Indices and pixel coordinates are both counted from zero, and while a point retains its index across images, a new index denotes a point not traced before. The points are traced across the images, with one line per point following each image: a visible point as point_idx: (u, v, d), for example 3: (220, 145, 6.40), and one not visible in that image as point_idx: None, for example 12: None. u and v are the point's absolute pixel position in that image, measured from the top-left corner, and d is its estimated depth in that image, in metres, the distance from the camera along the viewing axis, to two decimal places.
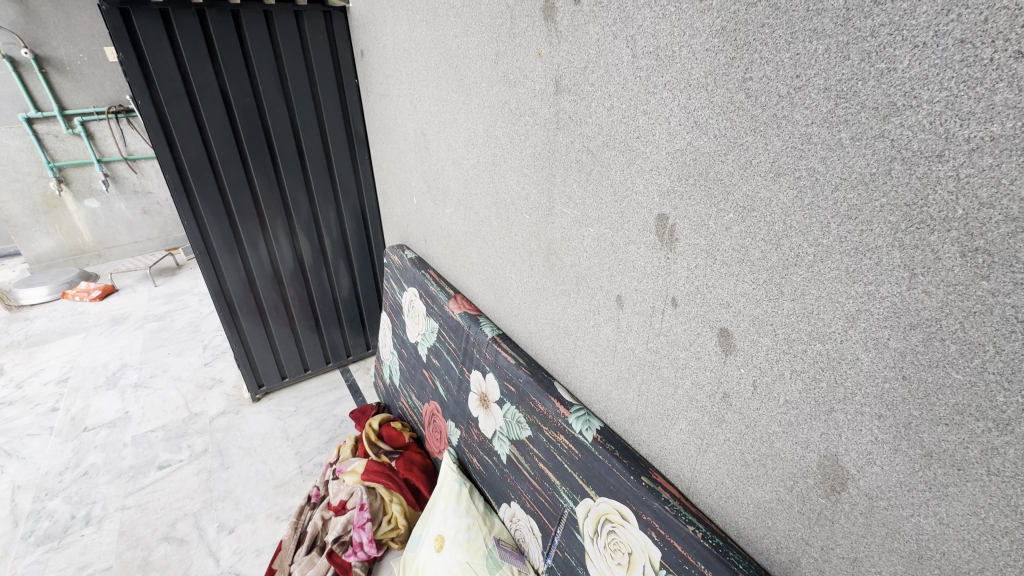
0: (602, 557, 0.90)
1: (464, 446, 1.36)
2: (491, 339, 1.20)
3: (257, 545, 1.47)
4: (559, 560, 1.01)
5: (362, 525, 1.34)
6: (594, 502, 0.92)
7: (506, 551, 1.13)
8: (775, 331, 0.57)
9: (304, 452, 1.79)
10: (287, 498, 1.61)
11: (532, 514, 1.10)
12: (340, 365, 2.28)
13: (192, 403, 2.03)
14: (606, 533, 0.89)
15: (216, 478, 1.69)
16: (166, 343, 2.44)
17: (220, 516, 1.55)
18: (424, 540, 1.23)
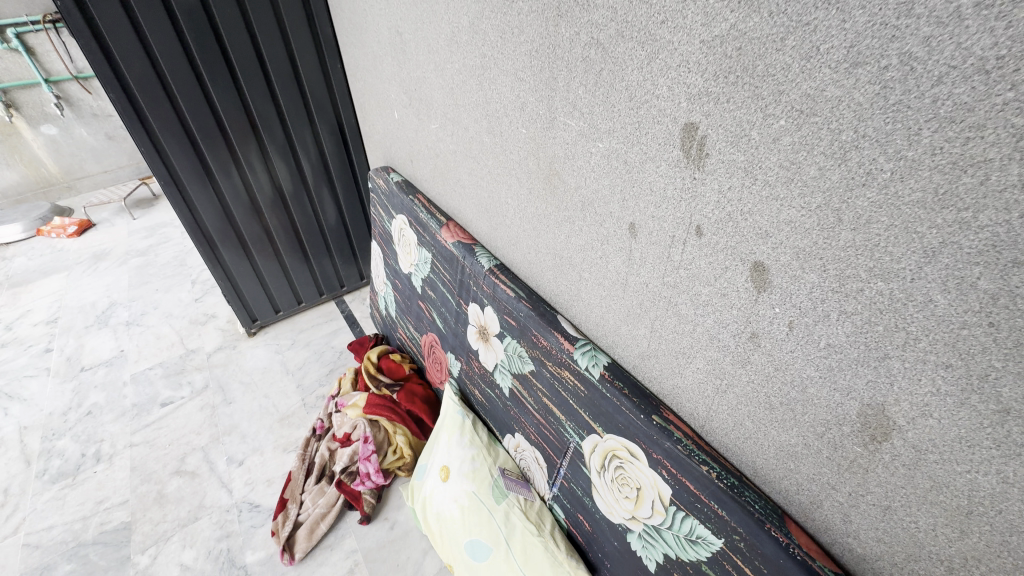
0: (609, 490, 0.89)
1: (465, 377, 1.33)
2: (487, 271, 1.11)
3: (268, 475, 1.49)
4: (566, 490, 1.01)
5: (368, 457, 1.36)
6: (600, 439, 0.88)
7: (511, 480, 1.14)
8: (824, 266, 0.48)
9: (305, 384, 1.77)
10: (292, 430, 1.61)
11: (537, 445, 1.08)
12: (334, 295, 2.22)
13: (187, 340, 1.99)
14: (613, 469, 0.87)
15: (221, 414, 1.69)
16: (153, 278, 2.35)
17: (229, 450, 1.57)
18: (430, 470, 1.25)
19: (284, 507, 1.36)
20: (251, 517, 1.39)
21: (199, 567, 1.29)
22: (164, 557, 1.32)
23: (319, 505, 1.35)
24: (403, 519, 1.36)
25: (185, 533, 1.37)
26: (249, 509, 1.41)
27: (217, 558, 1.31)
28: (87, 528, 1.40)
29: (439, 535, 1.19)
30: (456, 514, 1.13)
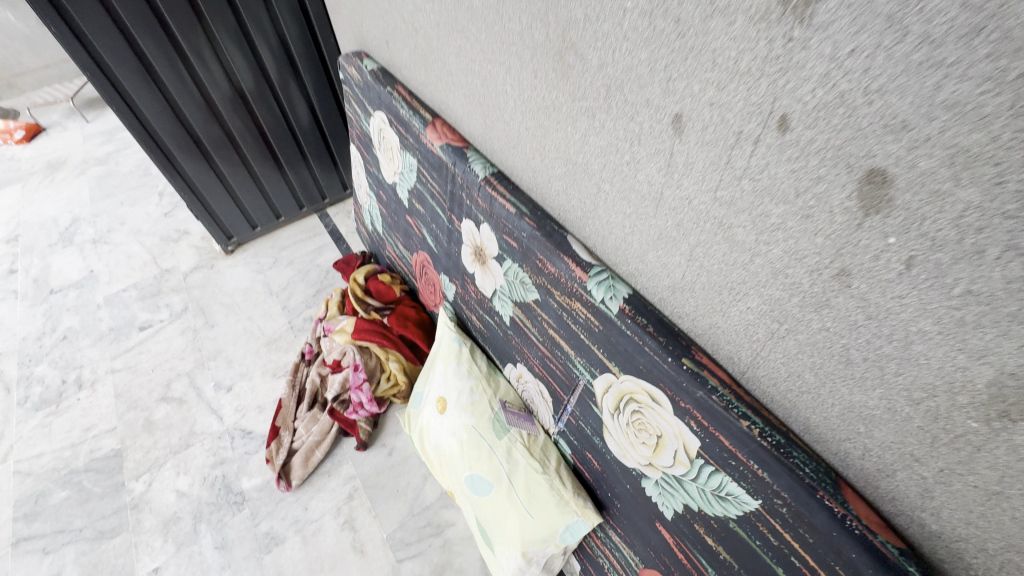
0: (623, 433, 0.79)
1: (461, 301, 1.20)
2: (483, 182, 0.92)
3: (258, 402, 1.43)
4: (573, 427, 0.92)
5: (359, 386, 1.26)
6: (615, 379, 0.77)
7: (514, 413, 1.05)
8: (999, 176, 0.31)
9: (290, 305, 1.65)
10: (280, 354, 1.52)
11: (541, 378, 0.98)
12: (316, 208, 2.03)
13: (160, 259, 1.84)
14: (629, 412, 0.76)
15: (204, 337, 1.59)
16: (116, 191, 2.14)
17: (215, 376, 1.49)
18: (427, 399, 1.17)
19: (276, 435, 1.31)
20: (244, 443, 1.34)
21: (196, 494, 1.26)
22: (159, 484, 1.29)
23: (313, 433, 1.29)
24: (401, 445, 1.31)
25: (178, 460, 1.33)
26: (242, 436, 1.36)
27: (213, 484, 1.28)
28: (77, 455, 1.36)
29: (438, 465, 1.13)
30: (455, 447, 1.06)
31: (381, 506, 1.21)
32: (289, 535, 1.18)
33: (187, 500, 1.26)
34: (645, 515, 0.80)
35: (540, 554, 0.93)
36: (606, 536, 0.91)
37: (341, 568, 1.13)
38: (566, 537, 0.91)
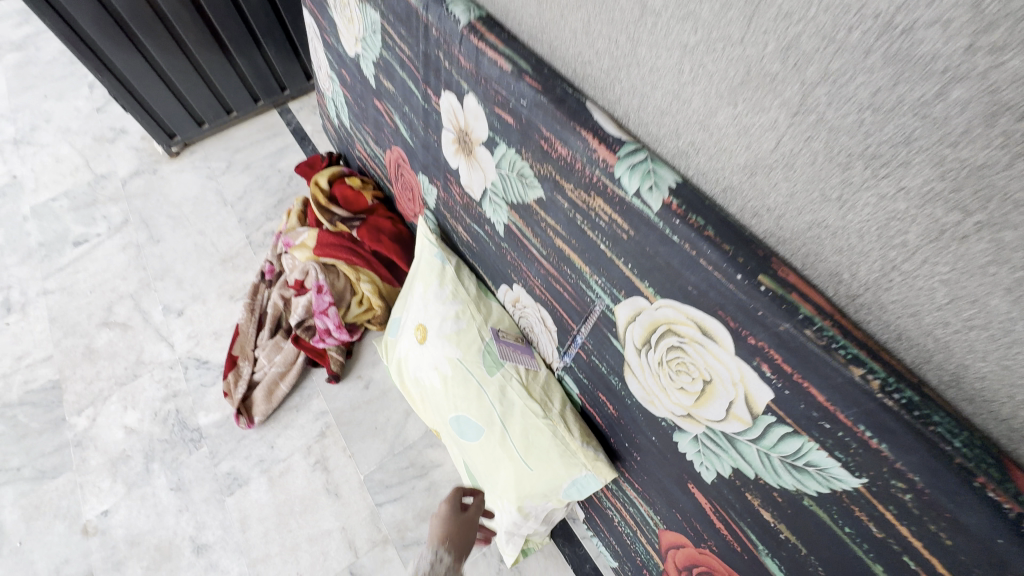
0: (652, 375, 0.60)
1: (444, 208, 0.96)
2: (465, 31, 0.65)
3: (214, 328, 1.23)
4: (583, 363, 0.73)
5: (325, 312, 1.05)
6: (648, 306, 0.56)
7: (509, 344, 0.86)
8: None
9: (248, 217, 1.41)
10: (238, 274, 1.30)
11: (544, 303, 0.78)
12: (275, 103, 1.66)
13: (94, 162, 1.56)
14: (664, 349, 0.56)
15: (149, 255, 1.36)
16: (38, 82, 1.80)
17: (164, 298, 1.29)
18: (404, 327, 0.97)
19: (234, 365, 1.13)
20: (199, 374, 1.17)
21: (147, 430, 1.11)
22: (105, 419, 1.13)
23: (276, 364, 1.11)
24: (379, 377, 1.13)
25: (125, 393, 1.16)
26: (196, 366, 1.18)
27: (165, 420, 1.12)
28: (10, 388, 1.19)
29: (420, 401, 0.96)
30: (437, 384, 0.87)
31: (357, 446, 1.06)
32: (254, 476, 1.04)
33: (137, 437, 1.10)
34: (674, 475, 0.63)
35: (538, 508, 0.79)
36: (619, 490, 0.76)
37: (313, 512, 1.00)
38: (570, 492, 0.75)
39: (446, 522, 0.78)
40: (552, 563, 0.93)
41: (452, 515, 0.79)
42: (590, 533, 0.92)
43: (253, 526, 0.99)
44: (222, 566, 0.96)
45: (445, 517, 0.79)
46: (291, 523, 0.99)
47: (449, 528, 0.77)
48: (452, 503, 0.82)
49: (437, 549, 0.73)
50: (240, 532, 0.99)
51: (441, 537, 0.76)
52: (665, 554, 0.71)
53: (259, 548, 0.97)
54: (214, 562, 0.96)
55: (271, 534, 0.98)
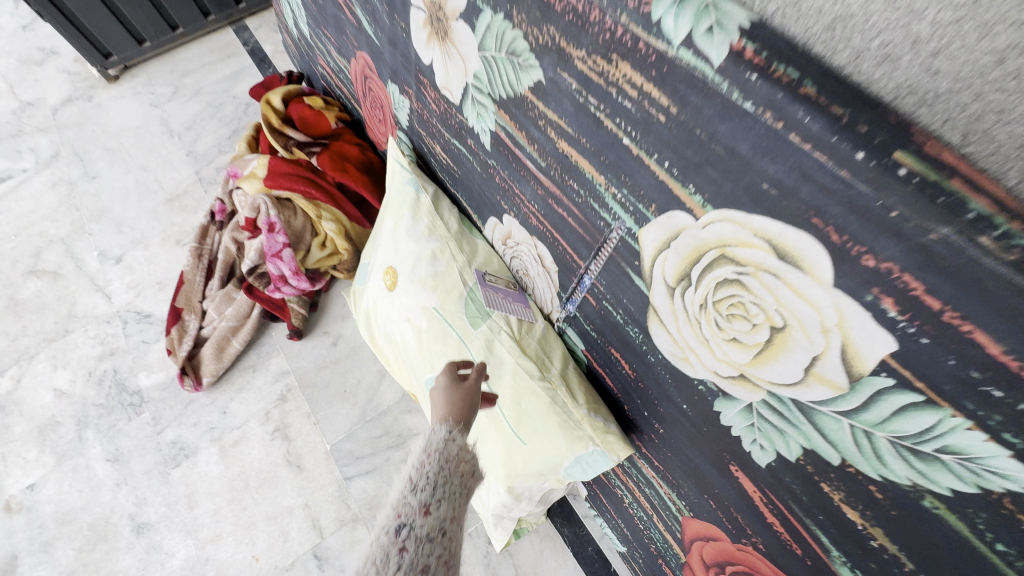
0: (690, 323, 0.44)
1: (418, 124, 0.77)
2: None
3: (158, 277, 1.06)
4: (592, 311, 0.57)
5: (279, 255, 0.88)
6: (692, 224, 0.39)
7: (498, 290, 0.69)
8: None
9: (198, 150, 1.21)
10: (185, 215, 1.12)
11: (542, 236, 0.61)
12: (230, 19, 1.41)
13: (19, 88, 1.34)
14: (712, 285, 0.39)
15: (83, 193, 1.17)
16: None
17: (99, 243, 1.11)
18: (371, 272, 0.80)
19: (177, 319, 0.96)
20: (141, 330, 1.01)
21: (79, 393, 0.96)
22: (31, 381, 0.97)
23: (226, 317, 0.95)
24: (348, 333, 0.97)
25: (55, 351, 1.00)
26: (137, 320, 1.02)
27: (101, 382, 0.96)
28: None
29: (393, 360, 0.81)
30: (410, 339, 0.72)
31: (323, 411, 0.91)
32: (203, 446, 0.90)
33: (68, 401, 0.95)
34: (710, 454, 0.48)
35: (532, 489, 0.65)
36: (632, 466, 0.61)
37: (272, 486, 0.86)
38: (572, 472, 0.61)
39: (448, 391, 0.54)
40: (548, 545, 0.80)
41: (453, 384, 0.55)
42: (594, 512, 0.79)
43: (202, 503, 0.86)
44: (166, 547, 0.83)
45: (444, 386, 0.55)
46: (246, 499, 0.85)
47: (454, 396, 0.54)
48: (451, 370, 0.57)
49: (445, 422, 0.50)
50: (187, 509, 0.85)
51: (447, 408, 0.52)
52: (689, 545, 0.58)
53: (208, 527, 0.84)
54: (157, 544, 0.83)
55: (223, 512, 0.85)
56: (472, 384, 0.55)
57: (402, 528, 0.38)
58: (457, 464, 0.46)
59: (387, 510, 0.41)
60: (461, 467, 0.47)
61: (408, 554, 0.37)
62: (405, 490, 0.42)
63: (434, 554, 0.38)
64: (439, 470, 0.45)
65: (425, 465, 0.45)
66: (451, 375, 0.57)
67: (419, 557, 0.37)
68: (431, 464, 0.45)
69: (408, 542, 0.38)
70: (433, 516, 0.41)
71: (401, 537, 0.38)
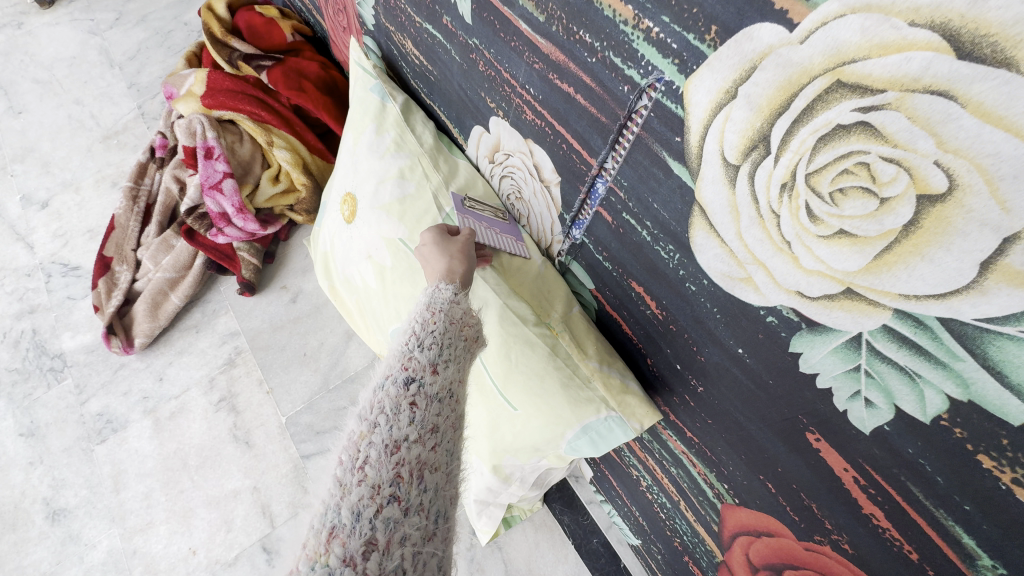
0: (762, 222, 0.29)
1: (386, 17, 0.62)
2: None
3: (89, 225, 0.91)
4: (607, 232, 0.43)
5: (219, 188, 0.73)
6: (786, 43, 0.24)
7: (481, 219, 0.53)
8: None
9: (141, 83, 1.04)
10: (124, 155, 0.96)
11: (540, 137, 0.46)
12: None
13: None
14: (814, 146, 0.25)
15: (6, 130, 1.01)
16: None
17: (23, 186, 0.95)
18: (329, 204, 0.64)
19: (106, 270, 0.81)
20: (66, 285, 0.86)
21: None
22: None
23: (163, 268, 0.80)
24: (310, 289, 0.82)
25: None
26: (63, 273, 0.87)
27: (17, 344, 0.81)
28: None
29: (357, 315, 0.66)
30: (373, 282, 0.57)
31: (278, 379, 0.77)
32: (134, 418, 0.75)
33: None
34: (775, 418, 0.34)
35: (524, 469, 0.51)
36: (654, 439, 0.48)
37: (215, 465, 0.72)
38: (578, 447, 0.46)
39: (443, 248, 0.43)
40: (545, 536, 0.67)
41: (445, 242, 0.44)
42: (602, 497, 0.65)
43: (131, 485, 0.71)
44: (85, 538, 0.69)
45: (434, 244, 0.44)
46: (183, 481, 0.71)
47: (452, 253, 0.43)
48: (442, 229, 0.46)
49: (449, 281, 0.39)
50: (113, 493, 0.71)
51: (445, 265, 0.42)
52: (730, 542, 0.44)
53: (138, 514, 0.70)
54: (75, 534, 0.69)
55: (155, 496, 0.71)
56: (468, 240, 0.45)
57: (411, 382, 0.30)
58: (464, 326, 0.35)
59: (388, 360, 0.32)
60: (467, 331, 0.36)
61: (419, 411, 0.29)
62: (410, 343, 0.32)
63: (447, 415, 0.30)
64: (444, 330, 0.34)
65: (430, 324, 0.34)
66: (441, 232, 0.46)
67: (430, 416, 0.29)
68: (436, 323, 0.34)
69: (418, 398, 0.29)
70: (441, 376, 0.32)
71: (411, 390, 0.29)
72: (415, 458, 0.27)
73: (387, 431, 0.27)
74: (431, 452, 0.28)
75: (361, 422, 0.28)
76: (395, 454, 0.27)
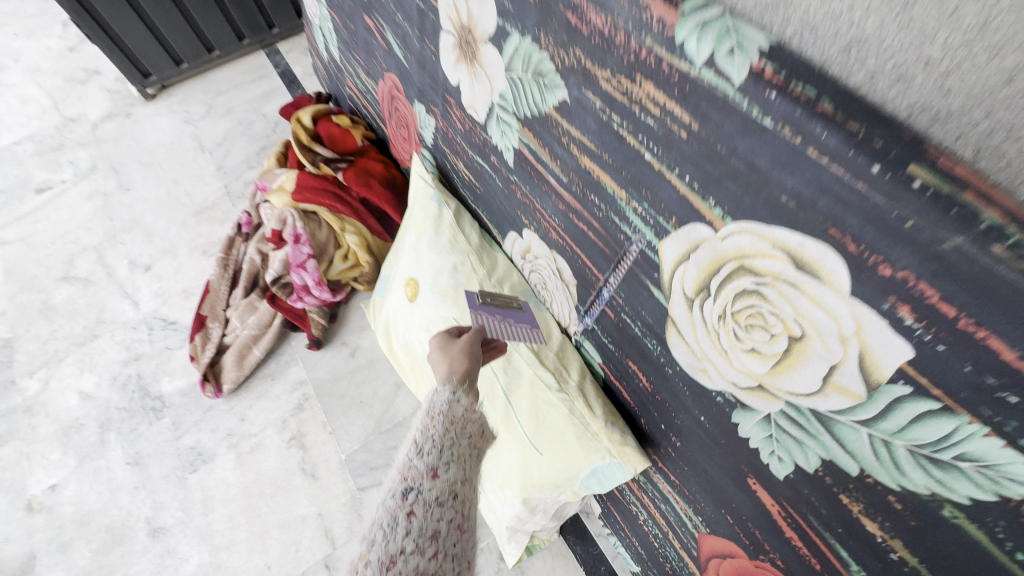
0: (709, 335, 0.44)
1: (443, 142, 0.80)
2: None
3: (184, 286, 1.10)
4: (609, 324, 0.58)
5: (303, 266, 0.91)
6: (714, 236, 0.40)
7: (492, 314, 0.59)
8: None
9: (228, 167, 1.26)
10: (213, 228, 1.16)
11: (562, 249, 0.62)
12: (262, 44, 1.48)
13: (63, 104, 1.41)
14: (733, 297, 0.40)
15: (117, 204, 1.22)
16: (7, 19, 1.63)
17: (129, 252, 1.15)
18: (393, 283, 0.82)
19: (201, 326, 0.99)
20: (165, 337, 1.03)
21: (104, 397, 0.98)
22: (58, 383, 1.00)
23: (249, 326, 0.97)
24: (366, 345, 0.99)
25: (82, 354, 1.03)
26: (162, 327, 1.05)
27: (125, 386, 0.99)
28: None
29: (410, 371, 0.82)
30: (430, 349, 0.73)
31: (338, 421, 0.92)
32: (221, 452, 0.91)
33: (93, 404, 0.98)
34: (727, 467, 0.48)
35: (547, 502, 0.65)
36: (648, 481, 0.61)
37: (286, 494, 0.87)
38: (589, 484, 0.61)
39: (446, 351, 0.53)
40: (560, 564, 0.79)
41: (446, 345, 0.54)
42: (608, 530, 0.78)
43: (217, 509, 0.86)
44: (180, 552, 0.83)
45: (439, 349, 0.54)
46: (260, 507, 0.86)
47: (454, 356, 0.52)
48: (445, 334, 0.57)
49: (447, 383, 0.48)
50: (202, 515, 0.86)
51: (447, 367, 0.51)
52: (706, 564, 0.57)
53: (223, 534, 0.84)
54: (171, 548, 0.84)
55: (237, 519, 0.85)
56: (467, 341, 0.54)
57: (408, 493, 0.38)
58: (459, 427, 0.45)
59: (393, 475, 0.41)
60: (463, 431, 0.46)
61: (415, 519, 0.37)
62: (410, 455, 0.42)
63: (441, 519, 0.38)
64: (443, 434, 0.44)
65: (429, 429, 0.44)
66: (445, 337, 0.56)
67: (427, 523, 0.37)
68: (435, 428, 0.44)
69: (415, 506, 0.38)
70: (440, 479, 0.40)
71: (408, 500, 0.38)
72: (412, 567, 0.34)
73: (384, 546, 0.35)
74: (427, 559, 0.35)
75: (363, 542, 0.36)
76: (391, 566, 0.34)
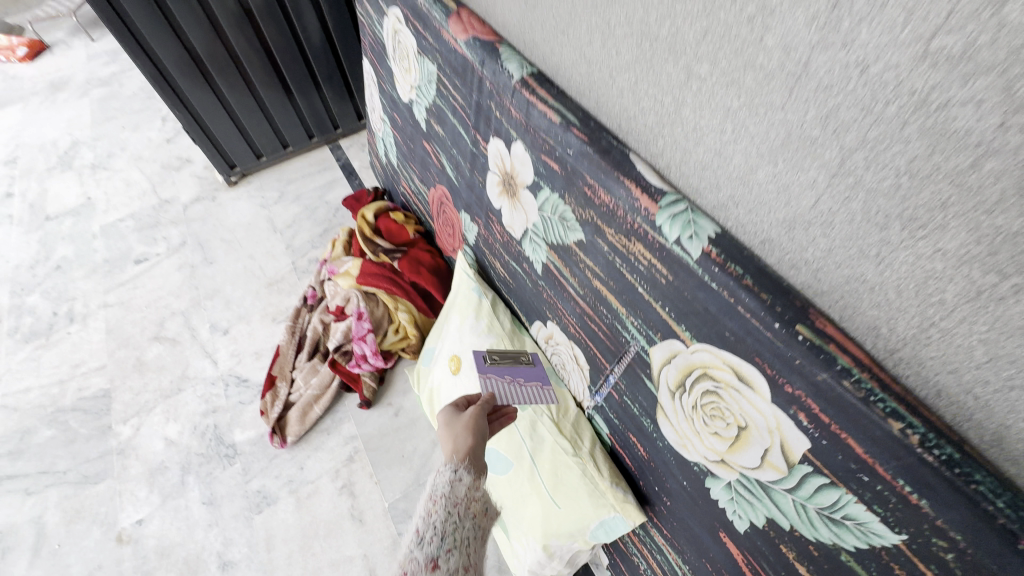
0: (686, 418, 0.60)
1: (483, 244, 1.00)
2: (517, 84, 0.71)
3: (256, 348, 1.29)
4: (614, 402, 0.74)
5: (363, 338, 1.11)
6: (685, 349, 0.57)
7: (501, 375, 0.75)
8: None
9: (296, 246, 1.49)
10: (282, 299, 1.37)
11: (577, 341, 0.79)
12: (327, 140, 1.75)
13: (160, 188, 1.69)
14: (700, 393, 0.57)
15: (202, 275, 1.45)
16: (119, 114, 1.96)
17: (211, 317, 1.36)
18: (438, 357, 0.99)
19: (272, 385, 1.17)
20: (239, 392, 1.22)
21: (185, 443, 1.15)
22: (147, 430, 1.18)
23: (312, 386, 1.15)
24: (408, 406, 1.16)
25: (168, 405, 1.21)
26: (236, 383, 1.23)
27: (203, 435, 1.16)
28: (64, 393, 1.26)
29: None
30: None
31: (383, 473, 1.07)
32: (282, 496, 1.06)
33: (176, 449, 1.15)
34: (704, 522, 0.62)
35: (563, 549, 0.79)
36: (646, 534, 0.75)
37: (336, 536, 1.01)
38: (597, 534, 0.75)
39: (454, 428, 0.69)
40: None
41: (456, 423, 0.70)
42: None
43: (278, 547, 1.01)
44: None
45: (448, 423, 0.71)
46: (315, 547, 1.00)
47: (461, 432, 0.68)
48: (456, 406, 0.75)
49: (450, 462, 0.62)
50: (264, 551, 1.00)
51: (455, 445, 0.66)
52: None
53: (281, 570, 0.98)
54: None
55: (294, 556, 0.99)
56: (471, 419, 0.69)
57: None
58: (457, 511, 0.57)
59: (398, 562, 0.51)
60: (458, 516, 0.57)
61: None
62: (414, 544, 0.52)
63: None
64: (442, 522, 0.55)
65: (431, 516, 0.55)
66: (453, 411, 0.74)
67: None
68: (437, 515, 0.55)
69: None
70: (439, 568, 0.50)
71: None
72: None
73: None
74: None
75: None
76: None
